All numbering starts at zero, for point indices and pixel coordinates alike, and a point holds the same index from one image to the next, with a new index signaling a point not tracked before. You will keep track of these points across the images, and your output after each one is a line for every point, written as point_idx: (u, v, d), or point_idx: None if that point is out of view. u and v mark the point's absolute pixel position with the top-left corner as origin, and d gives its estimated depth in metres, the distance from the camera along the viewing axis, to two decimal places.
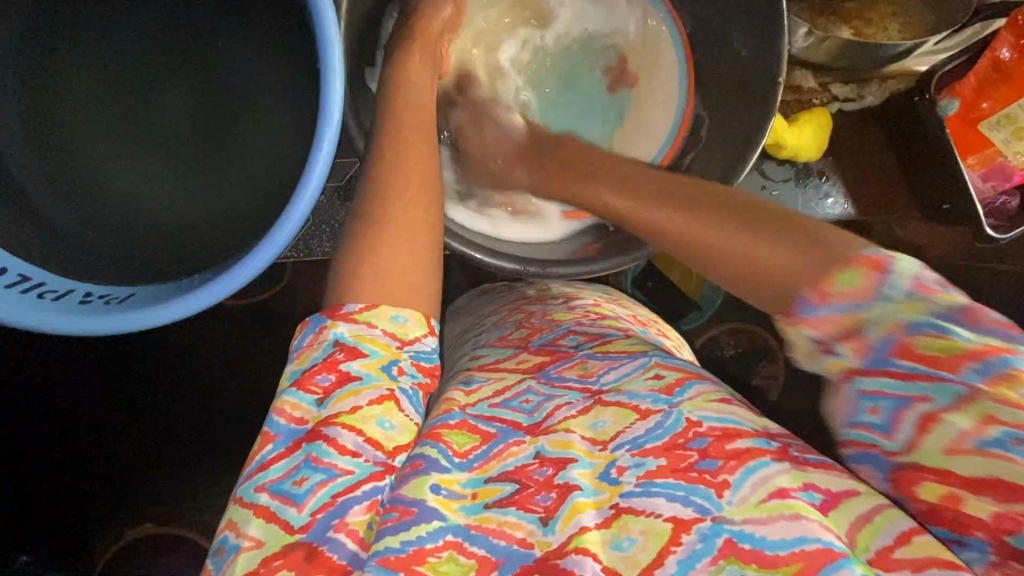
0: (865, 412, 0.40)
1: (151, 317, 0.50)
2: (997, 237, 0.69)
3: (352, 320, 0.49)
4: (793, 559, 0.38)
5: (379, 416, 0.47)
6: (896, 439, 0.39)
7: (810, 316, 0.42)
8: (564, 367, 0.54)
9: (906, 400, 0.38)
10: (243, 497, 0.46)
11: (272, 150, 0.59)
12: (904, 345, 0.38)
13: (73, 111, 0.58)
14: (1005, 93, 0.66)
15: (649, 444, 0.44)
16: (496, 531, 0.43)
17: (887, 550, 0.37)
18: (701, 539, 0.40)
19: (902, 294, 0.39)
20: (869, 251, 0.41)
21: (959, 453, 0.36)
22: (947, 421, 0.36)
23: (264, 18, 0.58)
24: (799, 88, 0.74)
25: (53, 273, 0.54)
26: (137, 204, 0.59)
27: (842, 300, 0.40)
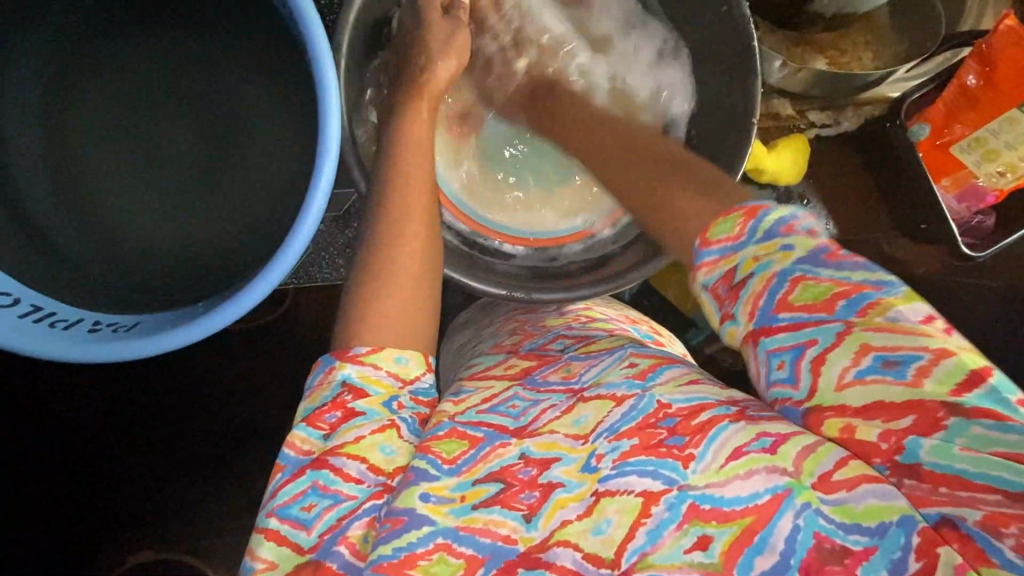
0: (774, 368, 0.42)
1: (155, 343, 0.53)
2: (973, 255, 0.72)
3: (359, 362, 0.51)
4: (748, 512, 0.41)
5: (382, 444, 0.49)
6: (801, 388, 0.41)
7: (702, 263, 0.44)
8: (549, 371, 0.57)
9: (800, 347, 0.40)
10: (258, 523, 0.48)
11: (273, 180, 0.62)
12: (782, 299, 0.40)
13: (81, 143, 0.61)
14: (973, 118, 0.68)
15: (623, 428, 0.47)
16: (482, 530, 0.45)
17: (828, 474, 0.40)
18: (669, 508, 0.43)
19: (758, 239, 0.42)
20: (745, 204, 0.44)
21: (847, 385, 0.39)
22: (832, 359, 0.39)
23: (262, 56, 0.61)
24: (777, 115, 0.77)
25: (65, 304, 0.57)
26: (141, 232, 0.62)
27: (719, 247, 0.43)
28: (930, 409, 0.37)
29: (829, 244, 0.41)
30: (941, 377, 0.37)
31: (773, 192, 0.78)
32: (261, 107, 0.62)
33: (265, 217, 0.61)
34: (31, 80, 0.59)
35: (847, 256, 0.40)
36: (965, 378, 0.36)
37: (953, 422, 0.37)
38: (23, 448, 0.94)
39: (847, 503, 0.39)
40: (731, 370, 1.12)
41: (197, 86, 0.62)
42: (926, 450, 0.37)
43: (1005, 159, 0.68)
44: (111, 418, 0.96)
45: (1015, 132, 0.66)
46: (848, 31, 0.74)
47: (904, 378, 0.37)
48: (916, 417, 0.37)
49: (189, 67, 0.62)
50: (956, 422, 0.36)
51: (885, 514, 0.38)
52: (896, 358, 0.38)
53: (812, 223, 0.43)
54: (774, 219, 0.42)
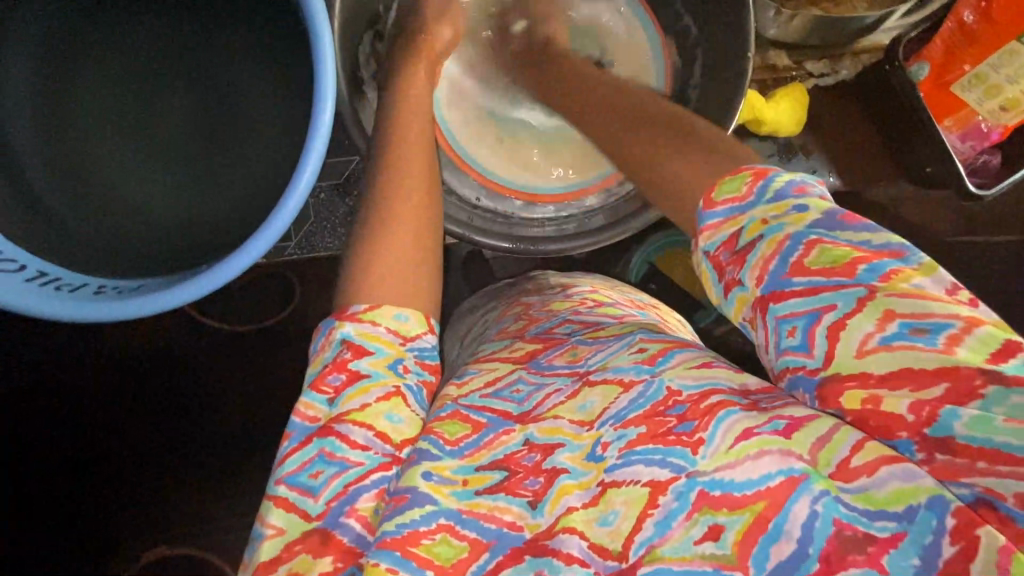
0: (784, 337, 0.39)
1: (156, 301, 0.53)
2: (982, 194, 0.71)
3: (357, 320, 0.51)
4: (758, 497, 0.37)
5: (388, 411, 0.48)
6: (815, 355, 0.38)
7: (705, 227, 0.43)
8: (555, 355, 0.54)
9: (815, 313, 0.37)
10: (268, 491, 0.47)
11: (272, 145, 0.62)
12: (795, 262, 0.38)
13: (77, 115, 0.61)
14: (975, 53, 0.67)
15: (631, 415, 0.44)
16: (487, 515, 0.44)
17: (847, 461, 0.36)
18: (677, 498, 0.39)
19: (767, 199, 0.41)
20: (753, 166, 0.43)
21: (869, 352, 0.36)
22: (853, 325, 0.36)
23: (259, 22, 0.61)
24: (774, 67, 0.76)
25: (69, 270, 0.57)
26: (141, 203, 0.62)
27: (725, 207, 0.42)
28: (966, 375, 0.34)
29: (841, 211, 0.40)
30: (975, 346, 0.34)
31: (774, 145, 0.78)
32: (259, 73, 0.62)
33: (263, 185, 0.61)
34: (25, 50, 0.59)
35: (863, 221, 0.39)
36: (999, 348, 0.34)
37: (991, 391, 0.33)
38: (38, 438, 0.95)
39: (871, 492, 0.35)
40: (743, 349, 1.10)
41: (196, 55, 0.63)
42: (962, 424, 0.33)
43: (1008, 94, 0.66)
44: (123, 407, 0.97)
45: (1017, 62, 0.65)
46: None
47: (935, 346, 0.34)
48: (950, 386, 0.34)
49: (189, 36, 0.63)
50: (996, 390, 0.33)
51: (909, 497, 0.34)
52: (926, 326, 0.35)
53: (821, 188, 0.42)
54: (783, 181, 0.41)
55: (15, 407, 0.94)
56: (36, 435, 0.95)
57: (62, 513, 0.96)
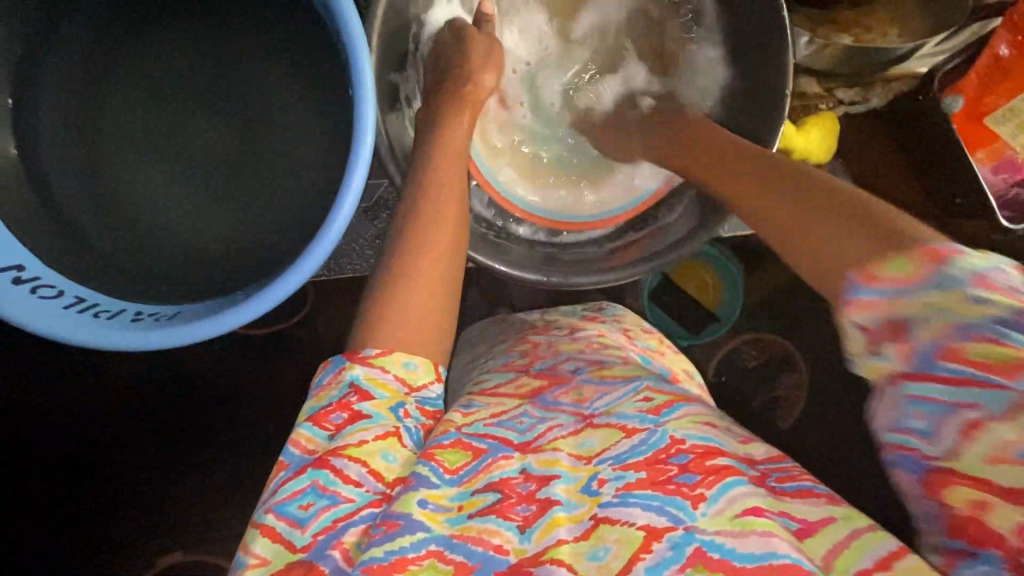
0: (909, 416, 0.41)
1: (191, 332, 0.53)
2: (1011, 228, 0.72)
3: (368, 364, 0.51)
4: (761, 570, 0.40)
5: (384, 450, 0.49)
6: (936, 445, 0.40)
7: (857, 301, 0.43)
8: (560, 393, 0.58)
9: (953, 407, 0.39)
10: (256, 518, 0.46)
11: (302, 172, 0.62)
12: (951, 349, 0.39)
13: (113, 137, 0.62)
14: (1009, 88, 0.69)
15: (631, 459, 0.47)
16: (475, 538, 0.45)
17: (866, 571, 0.41)
18: (672, 547, 0.42)
19: (939, 286, 0.40)
20: (937, 243, 0.41)
21: (1000, 462, 0.38)
22: (992, 429, 0.38)
23: (293, 47, 0.62)
24: (804, 94, 0.76)
25: (107, 295, 0.58)
26: (172, 226, 0.63)
27: (888, 285, 0.41)
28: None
29: None
30: None
31: None
32: (289, 97, 0.62)
33: (292, 209, 0.62)
34: (67, 75, 0.61)
35: None
36: None
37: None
38: (56, 447, 0.95)
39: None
40: (754, 364, 1.12)
41: (226, 76, 0.63)
42: None
43: None
44: (142, 417, 0.97)
45: None
46: (872, 8, 0.73)
47: None
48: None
49: (220, 57, 0.63)
50: None
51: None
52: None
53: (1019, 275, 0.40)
54: (967, 266, 0.40)
55: (34, 416, 0.94)
56: (57, 443, 0.96)
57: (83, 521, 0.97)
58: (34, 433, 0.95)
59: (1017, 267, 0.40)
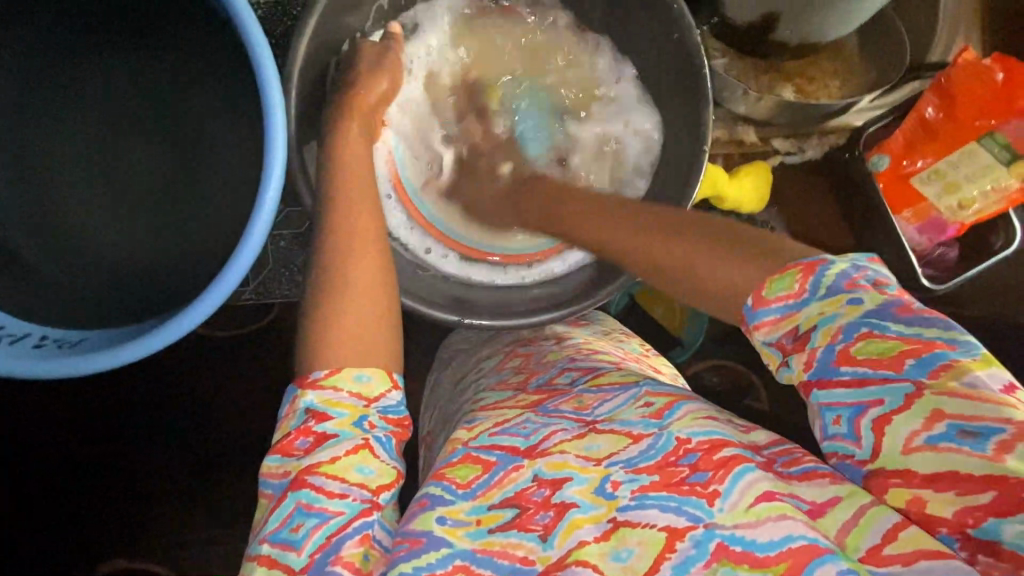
0: (830, 423, 0.40)
1: (91, 363, 0.53)
2: (934, 288, 0.71)
3: (319, 386, 0.51)
4: (783, 558, 0.39)
5: (358, 464, 0.49)
6: (864, 447, 0.39)
7: (760, 323, 0.42)
8: (560, 401, 0.55)
9: (862, 406, 0.38)
10: (249, 552, 0.47)
11: (228, 199, 0.62)
12: (844, 352, 0.39)
13: (36, 160, 0.61)
14: (934, 150, 0.68)
15: (642, 463, 0.46)
16: (500, 552, 0.45)
17: (877, 547, 0.38)
18: (694, 545, 0.41)
19: (822, 294, 0.40)
20: (801, 257, 0.41)
21: (914, 450, 0.37)
22: (898, 422, 0.37)
23: (217, 74, 0.61)
24: (741, 142, 0.76)
25: (10, 313, 0.57)
26: (101, 250, 0.63)
27: (780, 304, 0.41)
28: (1012, 486, 0.34)
29: (901, 298, 0.39)
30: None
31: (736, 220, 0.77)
32: (222, 123, 0.62)
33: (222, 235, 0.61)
34: None
35: (919, 312, 0.38)
36: None
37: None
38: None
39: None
40: (713, 390, 1.12)
41: (161, 100, 0.63)
42: (1009, 533, 0.35)
43: (966, 193, 0.68)
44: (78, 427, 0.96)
45: (976, 164, 0.67)
46: (817, 59, 0.75)
47: (982, 451, 0.35)
48: (998, 493, 0.35)
49: (152, 82, 0.62)
50: None
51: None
52: (974, 428, 0.35)
53: (879, 270, 0.41)
54: (835, 273, 0.40)
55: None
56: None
57: (31, 527, 0.96)
58: None
59: (876, 262, 0.41)
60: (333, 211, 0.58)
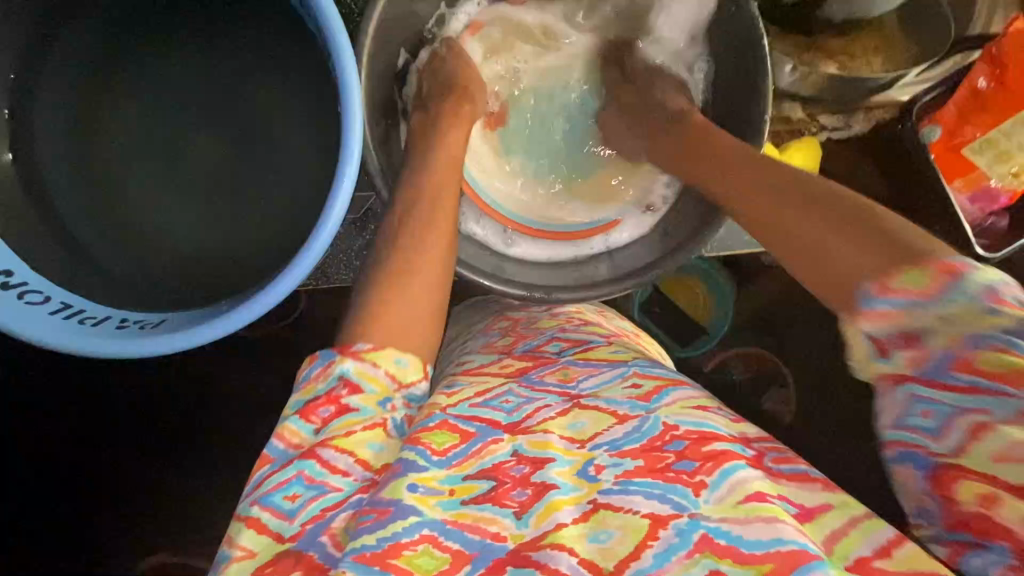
0: (917, 415, 0.45)
1: (180, 341, 0.54)
2: (987, 257, 0.73)
3: (359, 357, 0.52)
4: (767, 557, 0.40)
5: (371, 440, 0.50)
6: (944, 442, 0.44)
7: (871, 310, 0.47)
8: (545, 372, 0.59)
9: (965, 409, 0.43)
10: (240, 511, 0.47)
11: (295, 183, 0.63)
12: (963, 360, 0.43)
13: (105, 145, 0.63)
14: (986, 120, 0.70)
15: (626, 445, 0.49)
16: (472, 526, 0.45)
17: (866, 558, 0.42)
18: (677, 534, 0.43)
19: (949, 297, 0.44)
20: (946, 258, 0.45)
21: (1005, 460, 0.41)
22: (1000, 431, 0.41)
23: (285, 59, 0.62)
24: (789, 119, 0.78)
25: (95, 302, 0.59)
26: (163, 233, 0.64)
27: (904, 297, 0.46)
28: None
29: None
30: None
31: None
32: (278, 106, 0.63)
33: (281, 217, 0.63)
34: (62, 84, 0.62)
35: None
36: None
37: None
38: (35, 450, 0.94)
39: None
40: (742, 377, 1.12)
41: (218, 86, 0.64)
42: None
43: (1018, 160, 0.70)
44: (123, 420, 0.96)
45: None
46: (858, 36, 0.74)
47: None
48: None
49: (215, 67, 0.63)
50: None
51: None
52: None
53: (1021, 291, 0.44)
54: (976, 283, 0.43)
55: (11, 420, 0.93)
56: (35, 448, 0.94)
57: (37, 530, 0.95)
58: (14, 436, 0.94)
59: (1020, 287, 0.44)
60: None
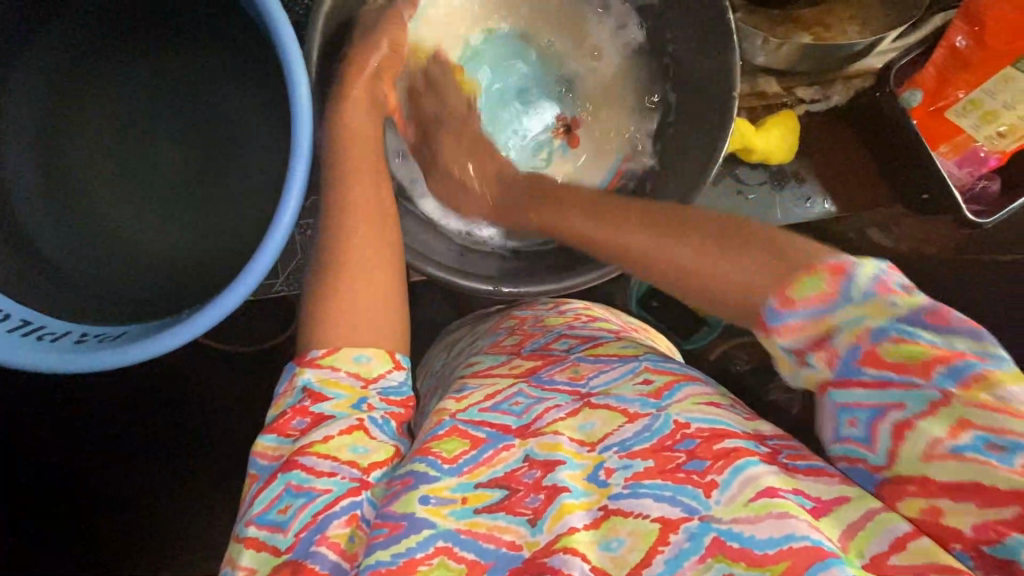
0: (845, 425, 0.38)
1: (135, 351, 0.52)
2: (979, 223, 0.70)
3: (317, 366, 0.49)
4: (782, 557, 0.36)
5: (352, 444, 0.47)
6: (877, 451, 0.37)
7: (783, 327, 0.39)
8: (555, 370, 0.52)
9: (881, 408, 0.37)
10: (236, 533, 0.45)
11: (260, 183, 0.63)
12: (871, 354, 0.37)
13: (65, 155, 0.62)
14: (969, 79, 0.67)
15: (637, 446, 0.43)
16: (486, 535, 0.42)
17: (882, 556, 0.36)
18: (689, 538, 0.38)
19: (855, 297, 0.37)
20: (832, 257, 0.39)
21: (936, 458, 0.35)
22: (922, 428, 0.35)
23: (237, 56, 0.61)
24: (764, 94, 0.75)
25: (51, 316, 0.57)
26: (130, 242, 0.63)
27: (807, 309, 0.38)
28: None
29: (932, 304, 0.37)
30: None
31: (766, 173, 0.76)
32: (243, 110, 0.62)
33: (244, 220, 0.62)
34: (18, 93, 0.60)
35: (955, 318, 0.36)
36: None
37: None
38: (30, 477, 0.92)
39: None
40: (747, 367, 1.08)
41: (184, 92, 0.63)
42: None
43: (1004, 120, 0.66)
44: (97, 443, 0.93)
45: (1013, 90, 0.64)
46: (833, 6, 0.72)
47: (1011, 466, 0.33)
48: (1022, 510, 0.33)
49: (171, 71, 0.62)
50: None
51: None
52: (1003, 442, 0.34)
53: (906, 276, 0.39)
54: (867, 275, 0.38)
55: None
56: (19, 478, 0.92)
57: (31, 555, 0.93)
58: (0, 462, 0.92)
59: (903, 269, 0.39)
60: (354, 181, 0.58)
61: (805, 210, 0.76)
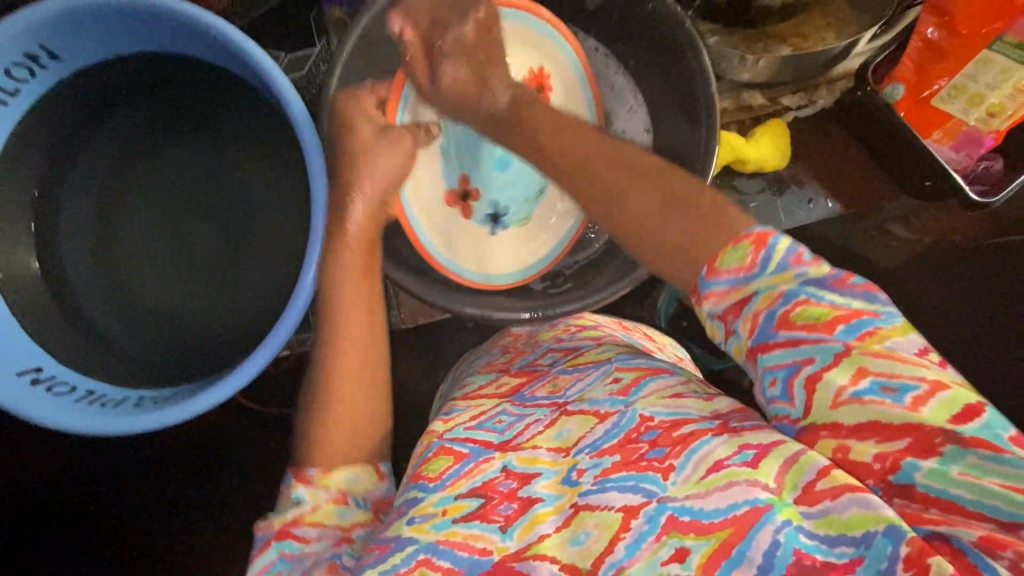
0: (768, 385, 0.39)
1: (180, 412, 0.57)
2: (988, 201, 0.70)
3: (311, 482, 0.53)
4: (726, 524, 0.37)
5: (339, 510, 0.53)
6: (796, 405, 0.38)
7: (709, 293, 0.40)
8: (537, 387, 0.54)
9: (796, 366, 0.37)
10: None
11: (285, 246, 0.70)
12: (783, 318, 0.37)
13: (110, 236, 0.69)
14: (946, 67, 0.71)
15: (605, 444, 0.44)
16: (461, 544, 0.43)
17: (812, 485, 0.36)
18: (647, 521, 0.39)
19: (768, 265, 0.38)
20: (755, 228, 0.40)
21: (842, 404, 0.36)
22: (830, 378, 0.36)
23: (264, 134, 0.68)
24: (750, 106, 0.78)
25: (112, 385, 0.63)
26: (171, 310, 0.70)
27: (729, 277, 0.39)
28: (927, 434, 0.34)
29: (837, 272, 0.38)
30: (939, 406, 0.34)
31: (764, 180, 0.79)
32: (268, 181, 0.70)
33: (276, 280, 0.69)
34: (71, 184, 0.68)
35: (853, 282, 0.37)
36: (960, 409, 0.34)
37: (949, 449, 0.33)
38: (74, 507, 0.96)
39: (833, 516, 0.36)
40: None
41: (217, 172, 0.70)
42: (921, 473, 0.34)
43: (991, 100, 0.68)
44: (156, 503, 0.98)
45: (994, 71, 0.68)
46: (806, 17, 0.74)
47: (901, 403, 0.34)
48: (912, 439, 0.34)
49: (207, 155, 0.70)
50: (952, 448, 0.33)
51: (869, 522, 0.34)
52: (895, 384, 0.35)
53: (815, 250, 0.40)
54: (784, 248, 0.38)
55: (68, 516, 0.96)
56: (81, 542, 0.97)
57: None
58: (59, 531, 0.96)
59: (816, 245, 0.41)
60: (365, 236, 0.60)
61: (807, 211, 0.78)
